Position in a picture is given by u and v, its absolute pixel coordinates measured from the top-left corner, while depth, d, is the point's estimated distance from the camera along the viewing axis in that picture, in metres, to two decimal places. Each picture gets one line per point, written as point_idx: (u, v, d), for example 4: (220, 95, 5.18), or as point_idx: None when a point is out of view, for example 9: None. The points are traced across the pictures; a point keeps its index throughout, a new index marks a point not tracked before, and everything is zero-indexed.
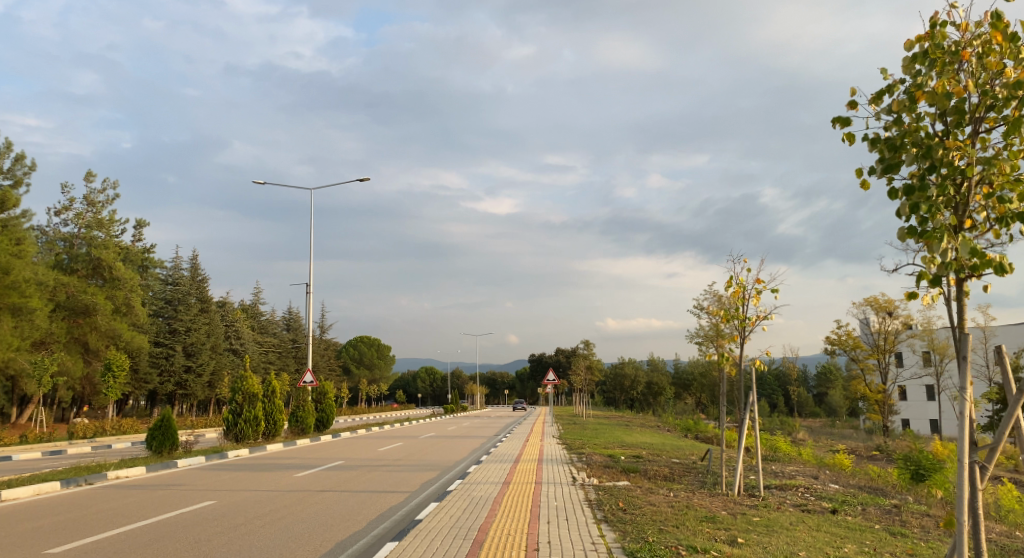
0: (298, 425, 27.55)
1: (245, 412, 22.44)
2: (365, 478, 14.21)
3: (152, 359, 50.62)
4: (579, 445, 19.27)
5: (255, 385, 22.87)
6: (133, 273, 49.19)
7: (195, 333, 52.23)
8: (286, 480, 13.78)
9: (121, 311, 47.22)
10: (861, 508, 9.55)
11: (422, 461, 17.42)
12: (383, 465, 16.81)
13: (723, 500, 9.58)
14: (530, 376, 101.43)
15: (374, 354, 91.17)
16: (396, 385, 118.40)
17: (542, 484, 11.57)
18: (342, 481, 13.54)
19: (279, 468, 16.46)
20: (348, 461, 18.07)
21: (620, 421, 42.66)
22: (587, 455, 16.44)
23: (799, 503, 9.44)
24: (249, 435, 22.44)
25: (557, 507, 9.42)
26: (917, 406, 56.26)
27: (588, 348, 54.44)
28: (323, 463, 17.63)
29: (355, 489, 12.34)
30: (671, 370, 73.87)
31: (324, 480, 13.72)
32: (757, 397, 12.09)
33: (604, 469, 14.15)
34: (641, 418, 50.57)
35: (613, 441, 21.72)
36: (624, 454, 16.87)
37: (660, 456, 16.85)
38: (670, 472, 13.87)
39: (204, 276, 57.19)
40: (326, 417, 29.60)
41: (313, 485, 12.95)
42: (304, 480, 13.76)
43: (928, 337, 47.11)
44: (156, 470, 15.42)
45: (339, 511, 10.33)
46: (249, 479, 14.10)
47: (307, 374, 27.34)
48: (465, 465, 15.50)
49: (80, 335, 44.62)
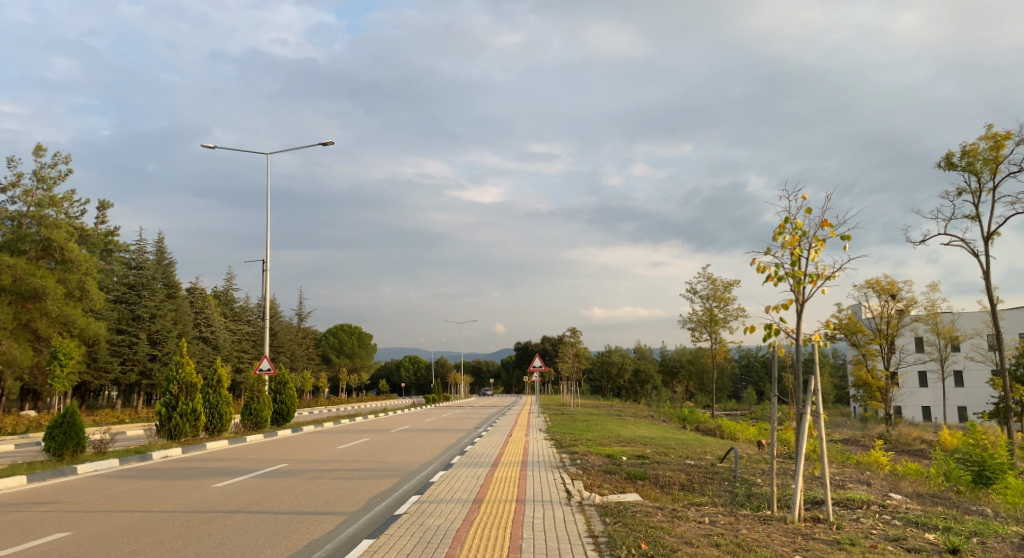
0: (252, 418, 24.42)
1: (181, 405, 19.25)
2: (304, 490, 11.13)
3: (113, 347, 47.27)
4: (570, 442, 16.41)
5: (194, 374, 19.67)
6: (90, 255, 45.71)
7: (160, 320, 48.78)
8: (198, 494, 10.70)
9: (75, 296, 43.73)
10: (981, 541, 6.82)
11: (379, 465, 14.40)
12: (332, 470, 13.75)
13: (784, 534, 6.80)
14: (515, 363, 98.63)
15: (355, 342, 87.09)
16: (379, 374, 115.23)
17: (525, 504, 8.61)
18: (266, 497, 10.42)
19: (203, 474, 13.35)
20: (293, 463, 15.00)
21: (609, 411, 39.96)
22: (581, 456, 13.45)
23: (894, 536, 6.71)
24: (185, 432, 19.27)
25: (545, 551, 6.40)
26: (911, 393, 53.66)
27: (575, 334, 51.40)
28: (262, 467, 14.52)
29: (277, 509, 9.23)
30: (659, 358, 71.21)
31: (246, 494, 10.64)
32: (820, 381, 8.44)
33: (604, 476, 11.23)
34: (632, 407, 47.86)
35: (608, 435, 18.92)
36: (625, 454, 13.89)
37: (669, 457, 13.91)
38: (687, 480, 11.07)
39: (170, 260, 53.41)
40: (286, 410, 26.47)
41: (226, 501, 9.83)
42: (221, 494, 10.66)
43: (932, 321, 44.56)
44: (43, 478, 12.25)
45: (237, 548, 7.23)
46: (151, 492, 10.97)
47: (263, 361, 24.11)
48: (430, 471, 12.52)
49: (29, 321, 41.18)
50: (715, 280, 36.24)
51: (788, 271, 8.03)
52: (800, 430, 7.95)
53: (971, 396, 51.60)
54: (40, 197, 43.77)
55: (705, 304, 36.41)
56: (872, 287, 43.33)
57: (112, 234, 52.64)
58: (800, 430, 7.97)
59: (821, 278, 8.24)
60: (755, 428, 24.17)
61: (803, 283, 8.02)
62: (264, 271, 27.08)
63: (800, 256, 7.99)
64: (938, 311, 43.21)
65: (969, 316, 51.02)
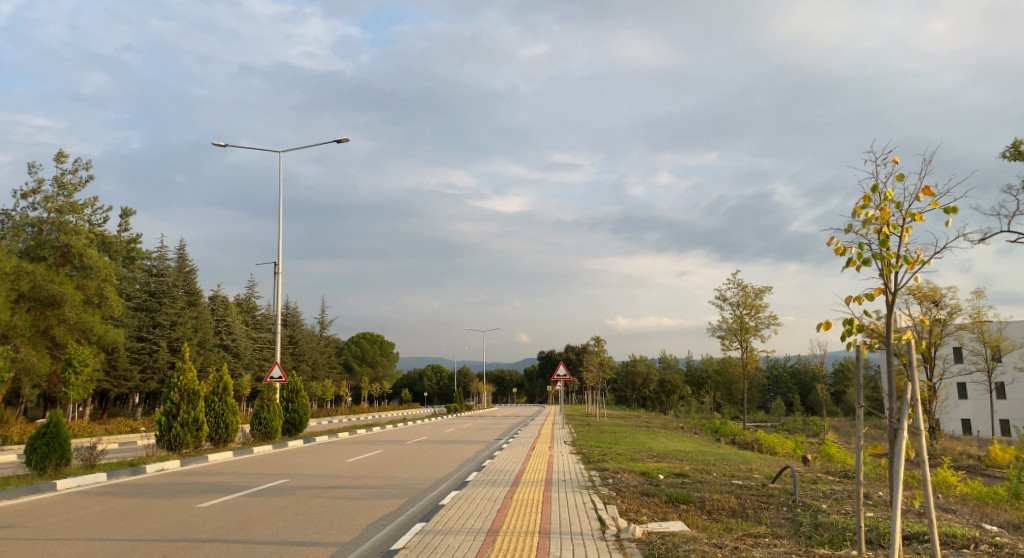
0: (261, 428, 23.21)
1: (182, 413, 18.03)
2: (297, 513, 9.73)
3: (132, 355, 46.48)
4: (598, 457, 14.95)
5: (197, 381, 18.43)
6: (108, 262, 44.87)
7: (181, 327, 47.87)
8: (177, 516, 9.36)
9: (93, 303, 42.90)
10: None
11: (389, 481, 12.97)
12: (335, 487, 12.35)
13: None
14: (539, 373, 97.00)
15: (377, 351, 85.92)
16: (402, 384, 114.04)
17: (549, 537, 7.17)
18: (251, 521, 9.05)
19: (195, 490, 12.03)
20: (294, 478, 13.66)
21: (638, 422, 38.12)
22: (614, 474, 11.94)
23: None
24: (187, 443, 18.06)
25: None
26: (950, 406, 51.23)
27: (599, 343, 49.62)
28: (259, 482, 13.15)
29: (258, 538, 7.84)
30: (685, 368, 69.15)
31: (228, 517, 9.25)
32: (914, 385, 6.74)
33: (642, 499, 9.75)
34: (661, 419, 45.96)
35: (640, 449, 17.43)
36: (662, 473, 12.33)
37: (712, 475, 12.34)
38: (739, 505, 9.56)
39: (192, 267, 52.59)
40: (298, 419, 25.22)
41: (204, 527, 8.47)
42: (201, 516, 9.31)
43: (978, 330, 42.19)
44: (13, 496, 11.02)
45: None
46: (124, 514, 9.64)
47: (275, 368, 22.90)
48: (442, 491, 11.07)
49: (47, 328, 40.21)
50: (746, 287, 34.58)
51: (875, 252, 6.45)
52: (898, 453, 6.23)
53: (1015, 409, 49.10)
54: (59, 203, 43.03)
55: (735, 311, 34.68)
56: (913, 293, 41.10)
57: (134, 242, 52.19)
58: (896, 451, 6.22)
59: (920, 261, 6.53)
60: (796, 442, 22.45)
61: (896, 268, 6.43)
62: (275, 274, 26.03)
63: (889, 235, 6.41)
64: (985, 320, 40.90)
65: (1016, 325, 48.43)
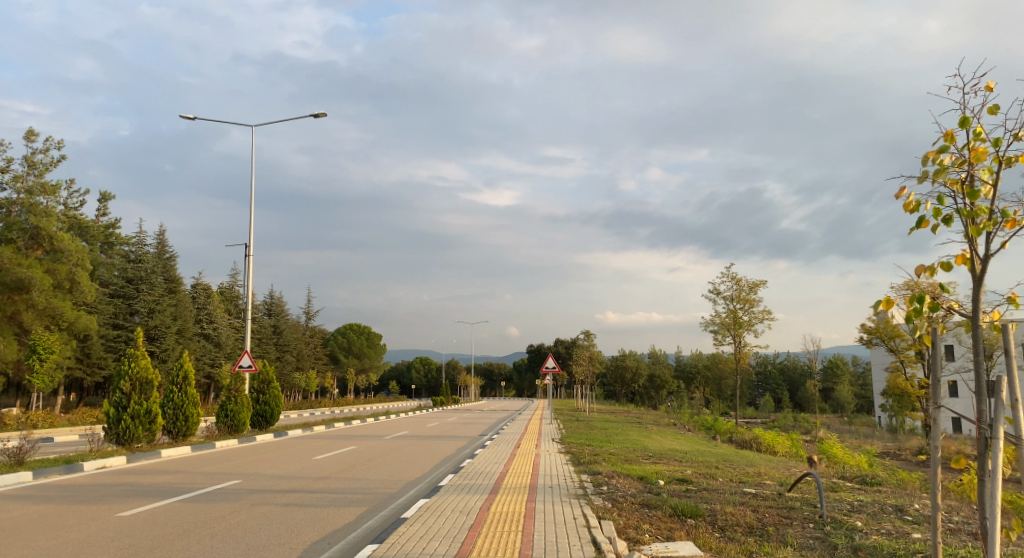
0: (227, 421, 21.65)
1: (133, 405, 16.44)
2: (235, 525, 8.18)
3: (107, 343, 44.55)
4: (589, 457, 13.55)
5: (151, 370, 16.81)
6: (81, 245, 42.71)
7: (158, 315, 45.89)
8: (89, 528, 7.82)
9: (64, 288, 40.88)
10: None
11: (354, 485, 11.43)
12: (289, 491, 10.80)
13: None
14: (527, 365, 95.50)
15: (364, 342, 84.29)
16: (388, 375, 112.39)
17: None
18: (169, 538, 7.44)
19: (132, 494, 10.47)
20: (247, 480, 12.08)
21: (630, 418, 36.64)
22: (610, 481, 10.41)
23: None
24: (138, 437, 16.47)
25: None
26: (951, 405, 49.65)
27: (588, 336, 48.24)
28: (208, 484, 11.61)
29: None
30: (674, 363, 67.69)
31: (145, 532, 7.66)
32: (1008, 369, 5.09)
33: (643, 513, 8.23)
34: (652, 415, 44.56)
35: (635, 449, 15.93)
36: (664, 479, 10.81)
37: (720, 482, 10.84)
38: (758, 520, 8.05)
39: (171, 254, 50.59)
40: (269, 411, 23.63)
41: (114, 548, 6.95)
42: (110, 532, 7.66)
43: None
44: None
45: None
46: (29, 525, 8.06)
47: (244, 357, 21.29)
48: (410, 499, 9.52)
49: (14, 314, 38.07)
50: (739, 280, 33.27)
51: (962, 208, 4.95)
52: (988, 478, 4.75)
53: None
54: (29, 183, 40.44)
55: (729, 305, 33.30)
56: None
57: (111, 226, 50.14)
58: (992, 470, 4.63)
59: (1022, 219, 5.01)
60: (795, 441, 20.99)
61: (988, 228, 4.95)
62: (247, 256, 24.43)
63: (979, 185, 4.93)
64: None
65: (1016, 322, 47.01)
